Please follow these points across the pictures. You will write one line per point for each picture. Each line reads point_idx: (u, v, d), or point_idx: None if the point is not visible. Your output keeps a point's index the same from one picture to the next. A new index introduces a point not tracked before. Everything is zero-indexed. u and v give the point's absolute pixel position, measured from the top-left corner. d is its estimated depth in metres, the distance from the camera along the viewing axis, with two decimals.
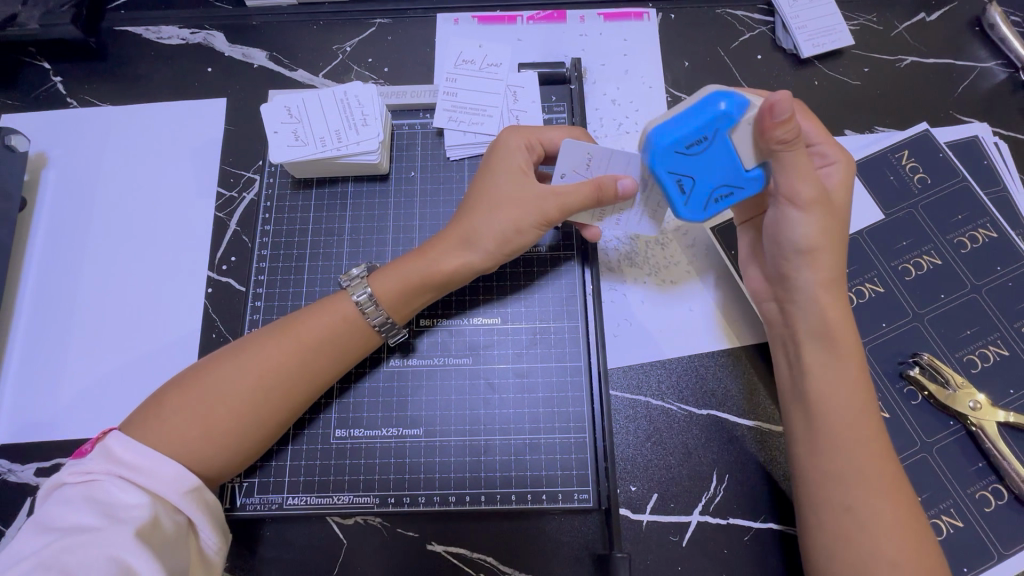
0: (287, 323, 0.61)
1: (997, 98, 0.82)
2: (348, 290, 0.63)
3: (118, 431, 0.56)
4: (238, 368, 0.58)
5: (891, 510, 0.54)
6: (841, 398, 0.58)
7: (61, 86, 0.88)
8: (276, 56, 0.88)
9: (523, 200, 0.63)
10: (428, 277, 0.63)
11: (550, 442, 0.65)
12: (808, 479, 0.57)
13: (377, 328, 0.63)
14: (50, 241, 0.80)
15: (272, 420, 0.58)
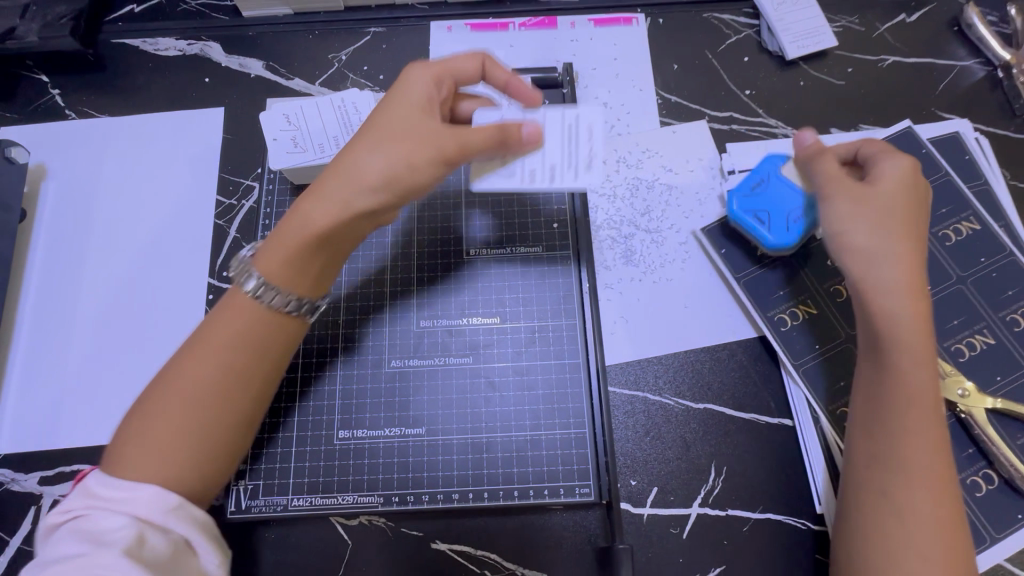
0: (200, 336, 0.57)
1: (976, 96, 0.85)
2: (236, 282, 0.59)
3: (93, 471, 0.54)
4: (168, 397, 0.55)
5: (935, 509, 0.53)
6: (907, 390, 0.57)
7: (59, 98, 0.88)
8: (272, 65, 0.90)
9: (405, 140, 0.58)
10: (307, 229, 0.58)
11: (550, 438, 0.66)
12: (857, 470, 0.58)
13: (283, 308, 0.59)
14: (51, 251, 0.81)
15: (225, 434, 0.56)
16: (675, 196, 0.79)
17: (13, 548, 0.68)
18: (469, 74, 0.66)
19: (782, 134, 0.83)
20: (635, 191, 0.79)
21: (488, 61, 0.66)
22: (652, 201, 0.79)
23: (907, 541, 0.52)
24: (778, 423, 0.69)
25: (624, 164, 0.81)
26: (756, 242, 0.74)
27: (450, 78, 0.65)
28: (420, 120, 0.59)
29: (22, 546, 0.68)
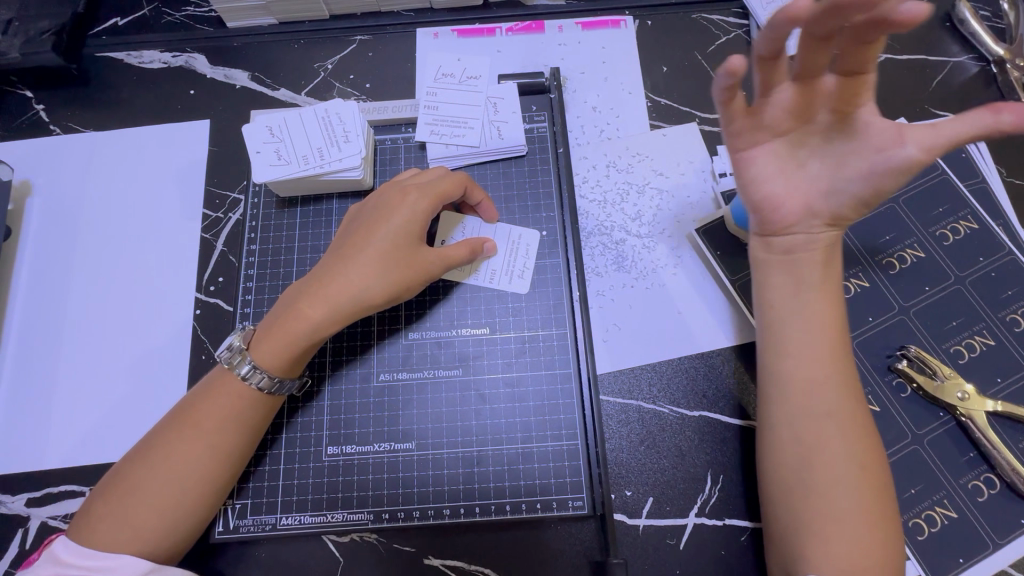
0: (185, 410, 0.59)
1: (970, 92, 0.83)
2: (230, 366, 0.61)
3: (70, 535, 0.56)
4: (148, 466, 0.57)
5: (844, 431, 0.57)
6: (812, 327, 0.61)
7: (43, 114, 0.88)
8: (258, 76, 0.89)
9: (389, 274, 0.62)
10: (298, 331, 0.60)
11: (543, 450, 0.65)
12: (771, 405, 0.61)
13: (264, 389, 0.61)
14: (36, 269, 0.80)
15: (192, 509, 0.57)
16: (666, 200, 0.78)
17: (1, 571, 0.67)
18: (454, 193, 0.67)
19: None
20: (625, 196, 0.78)
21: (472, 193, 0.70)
22: (643, 205, 0.78)
23: (818, 460, 0.57)
24: None
25: (614, 169, 0.80)
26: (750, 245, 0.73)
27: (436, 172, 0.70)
28: (400, 274, 0.63)
29: (10, 569, 0.67)
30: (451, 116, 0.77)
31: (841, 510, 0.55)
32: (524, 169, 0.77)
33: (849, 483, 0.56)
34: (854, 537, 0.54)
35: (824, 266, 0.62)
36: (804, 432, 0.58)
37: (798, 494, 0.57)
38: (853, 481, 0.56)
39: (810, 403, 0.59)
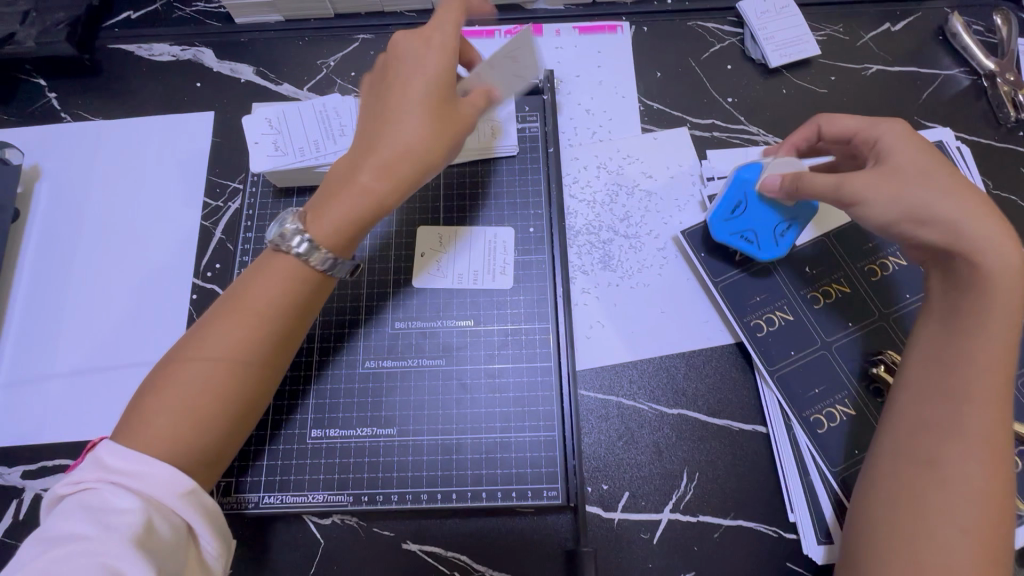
0: (232, 297, 0.61)
1: (960, 105, 0.84)
2: (281, 250, 0.61)
3: (108, 441, 0.56)
4: (198, 355, 0.59)
5: (990, 474, 0.53)
6: (992, 363, 0.56)
7: (56, 102, 0.91)
8: (262, 71, 0.92)
9: (428, 107, 0.62)
10: (347, 183, 0.62)
11: (520, 441, 0.66)
12: (923, 420, 0.57)
13: (321, 268, 0.62)
14: (41, 250, 0.83)
15: (239, 396, 0.59)
16: (654, 202, 0.80)
17: None
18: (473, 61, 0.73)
19: (764, 142, 0.83)
20: (614, 196, 0.80)
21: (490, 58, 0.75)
22: (631, 206, 0.79)
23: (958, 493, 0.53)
24: (751, 430, 0.69)
25: (604, 170, 0.81)
26: (734, 248, 0.74)
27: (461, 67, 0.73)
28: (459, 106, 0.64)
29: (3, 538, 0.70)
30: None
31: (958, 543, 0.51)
32: (515, 167, 0.79)
33: (977, 526, 0.51)
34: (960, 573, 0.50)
35: (1014, 311, 0.57)
36: (956, 460, 0.54)
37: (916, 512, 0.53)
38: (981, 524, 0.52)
39: (971, 437, 0.54)
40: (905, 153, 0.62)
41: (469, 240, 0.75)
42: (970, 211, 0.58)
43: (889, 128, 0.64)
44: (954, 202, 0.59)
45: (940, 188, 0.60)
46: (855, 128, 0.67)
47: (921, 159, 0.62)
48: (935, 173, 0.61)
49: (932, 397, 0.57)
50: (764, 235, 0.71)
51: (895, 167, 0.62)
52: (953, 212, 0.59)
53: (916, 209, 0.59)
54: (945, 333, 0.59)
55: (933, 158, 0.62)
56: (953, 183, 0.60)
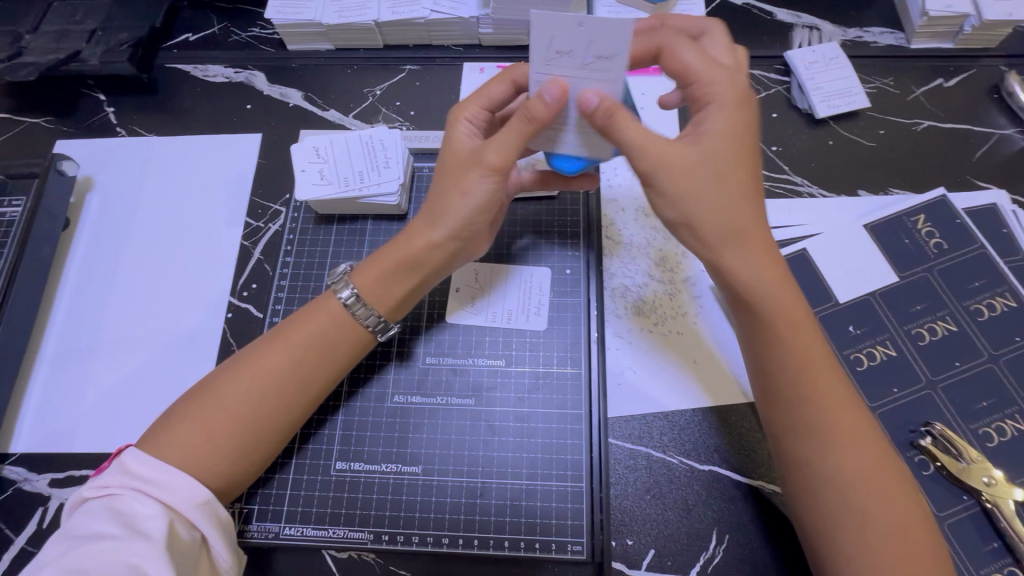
0: (280, 330, 0.64)
1: (1015, 166, 0.82)
2: (333, 289, 0.66)
3: (133, 447, 0.57)
4: (234, 379, 0.60)
5: (861, 471, 0.53)
6: (801, 367, 0.56)
7: (112, 116, 0.95)
8: (311, 96, 0.94)
9: (463, 165, 0.62)
10: (398, 259, 0.65)
11: (546, 489, 0.65)
12: (783, 456, 0.57)
13: (370, 327, 0.66)
14: (86, 259, 0.85)
15: (270, 430, 0.61)
16: (692, 249, 0.78)
17: (14, 548, 0.69)
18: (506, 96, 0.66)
19: (808, 193, 0.81)
20: (652, 241, 0.79)
21: (515, 72, 0.66)
22: (668, 251, 0.78)
23: (847, 508, 0.53)
24: None
25: (644, 214, 0.81)
26: None
27: (483, 105, 0.66)
28: (490, 149, 0.60)
29: (23, 546, 0.69)
30: (572, 121, 0.59)
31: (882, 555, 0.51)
32: (555, 208, 0.79)
33: (884, 528, 0.52)
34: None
35: (797, 302, 0.57)
36: (821, 485, 0.54)
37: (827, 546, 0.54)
38: (886, 523, 0.52)
39: (825, 447, 0.54)
40: (709, 131, 0.57)
41: (507, 280, 0.75)
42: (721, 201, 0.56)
43: (721, 88, 0.58)
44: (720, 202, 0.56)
45: (707, 178, 0.56)
46: (693, 71, 0.59)
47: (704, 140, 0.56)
48: (714, 154, 0.56)
49: (776, 426, 0.57)
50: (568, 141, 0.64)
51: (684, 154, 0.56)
52: (727, 211, 0.56)
53: (706, 236, 0.57)
54: (754, 352, 0.59)
55: (719, 137, 0.56)
56: (719, 168, 0.56)
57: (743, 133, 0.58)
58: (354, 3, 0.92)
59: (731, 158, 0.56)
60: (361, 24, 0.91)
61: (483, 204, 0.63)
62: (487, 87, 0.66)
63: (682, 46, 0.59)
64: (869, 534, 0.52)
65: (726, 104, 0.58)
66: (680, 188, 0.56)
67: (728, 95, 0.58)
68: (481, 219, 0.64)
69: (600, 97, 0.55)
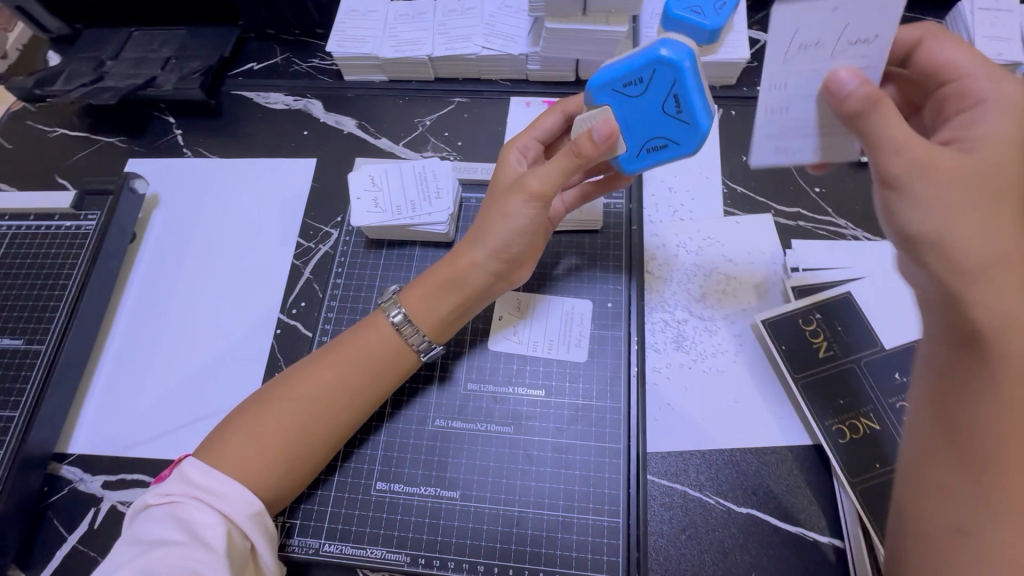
0: (330, 348, 0.67)
1: None
2: (383, 309, 0.69)
3: (192, 458, 0.60)
4: (285, 393, 0.63)
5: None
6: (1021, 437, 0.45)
7: (180, 138, 1.01)
8: (364, 124, 0.99)
9: (508, 189, 0.67)
10: (444, 272, 0.68)
11: (582, 522, 0.65)
12: (936, 522, 0.47)
13: (416, 348, 0.68)
14: (149, 271, 0.90)
15: (318, 445, 0.63)
16: (733, 286, 0.79)
17: (66, 547, 0.73)
18: (552, 126, 0.75)
19: (852, 236, 0.81)
20: (692, 276, 0.80)
21: (566, 106, 0.75)
22: (709, 288, 0.79)
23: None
24: (828, 542, 0.65)
25: (684, 250, 0.82)
26: (818, 344, 0.72)
27: (536, 138, 0.75)
28: (535, 177, 0.64)
29: (75, 545, 0.73)
30: (805, 118, 0.58)
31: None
32: (597, 242, 0.81)
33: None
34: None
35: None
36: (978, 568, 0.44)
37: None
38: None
39: (999, 524, 0.44)
40: (984, 137, 0.50)
41: (548, 310, 0.76)
42: (975, 224, 0.47)
43: (994, 91, 0.53)
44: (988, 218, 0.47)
45: (970, 191, 0.48)
46: (956, 67, 0.56)
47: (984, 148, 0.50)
48: (979, 165, 0.49)
49: (941, 481, 0.48)
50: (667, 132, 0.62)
51: (978, 178, 0.49)
52: (988, 232, 0.47)
53: (971, 250, 0.47)
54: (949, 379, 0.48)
55: (1003, 146, 0.50)
56: (993, 180, 0.48)
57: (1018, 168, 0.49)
58: (410, 39, 0.97)
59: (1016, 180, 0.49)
60: (415, 59, 0.96)
61: (525, 227, 0.66)
62: (540, 121, 0.75)
63: (946, 45, 0.57)
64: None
65: (1005, 113, 0.51)
66: (937, 188, 0.49)
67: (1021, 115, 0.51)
68: (522, 240, 0.67)
69: (860, 83, 0.51)
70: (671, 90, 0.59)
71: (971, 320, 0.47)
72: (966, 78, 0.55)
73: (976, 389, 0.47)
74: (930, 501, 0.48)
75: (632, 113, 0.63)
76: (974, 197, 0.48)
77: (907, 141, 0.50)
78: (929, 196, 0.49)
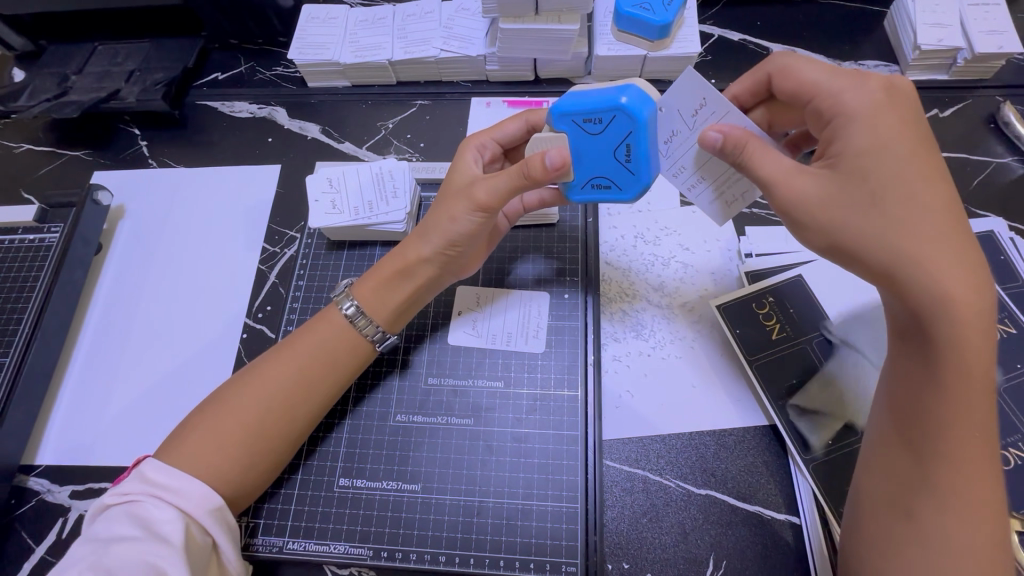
0: (287, 343, 0.68)
1: (1013, 193, 0.83)
2: (337, 302, 0.70)
3: (151, 457, 0.60)
4: (242, 388, 0.64)
5: (982, 547, 0.47)
6: (961, 417, 0.48)
7: (146, 149, 1.02)
8: (328, 129, 1.00)
9: (458, 194, 0.68)
10: (397, 269, 0.69)
11: (542, 509, 0.66)
12: (883, 499, 0.52)
13: (370, 338, 0.69)
14: (116, 281, 0.91)
15: (277, 437, 0.63)
16: (689, 274, 0.80)
17: (34, 557, 0.73)
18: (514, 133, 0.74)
19: None
20: (649, 266, 0.81)
21: (531, 116, 0.73)
22: (666, 277, 0.80)
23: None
24: (785, 520, 0.65)
25: (642, 241, 0.83)
26: (770, 326, 0.74)
27: (496, 139, 0.74)
28: (480, 187, 0.65)
29: (42, 555, 0.72)
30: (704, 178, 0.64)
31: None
32: (554, 235, 0.82)
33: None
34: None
35: (985, 356, 0.47)
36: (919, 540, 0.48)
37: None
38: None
39: (941, 506, 0.48)
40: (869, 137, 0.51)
41: (507, 303, 0.78)
42: (891, 227, 0.49)
43: (858, 91, 0.54)
44: (895, 221, 0.49)
45: (864, 204, 0.50)
46: (811, 85, 0.57)
47: (874, 153, 0.51)
48: (877, 167, 0.50)
49: (893, 463, 0.52)
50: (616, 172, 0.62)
51: (866, 186, 0.50)
52: (899, 233, 0.48)
53: (879, 261, 0.50)
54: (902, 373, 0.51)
55: (879, 154, 0.50)
56: (888, 182, 0.50)
57: (906, 163, 0.50)
58: (370, 44, 0.98)
59: (917, 176, 0.50)
60: (376, 63, 0.97)
61: (472, 233, 0.67)
62: (503, 125, 0.74)
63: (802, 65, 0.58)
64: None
65: (868, 112, 0.52)
66: (830, 210, 0.52)
67: (885, 117, 0.52)
68: (470, 243, 0.68)
69: (722, 132, 0.57)
70: (624, 138, 0.59)
71: (910, 311, 0.49)
72: (817, 94, 0.56)
73: (920, 379, 0.50)
74: (880, 479, 0.52)
75: (589, 151, 0.62)
76: (859, 207, 0.50)
77: (781, 177, 0.54)
78: (831, 214, 0.52)
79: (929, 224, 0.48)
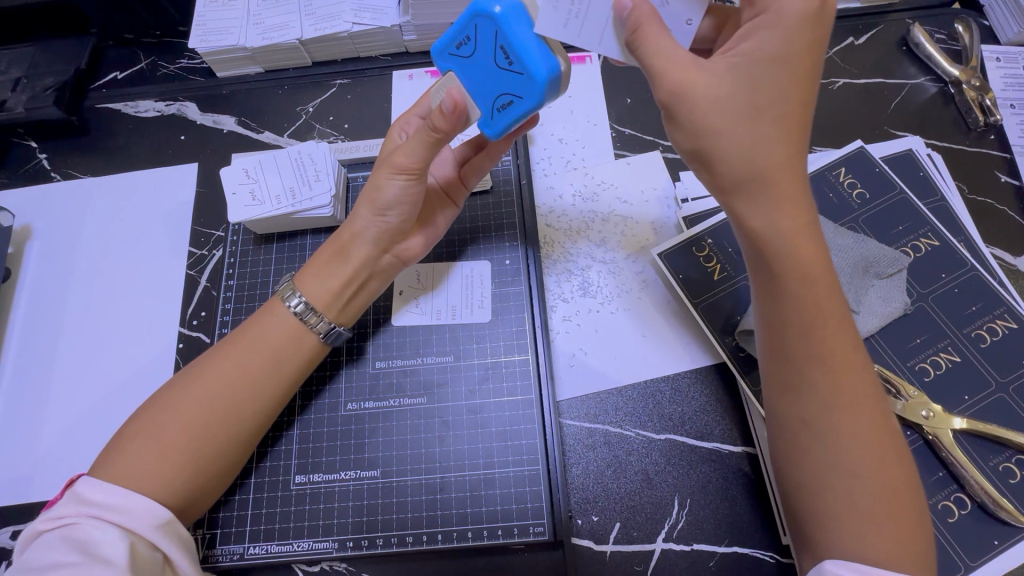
0: (232, 339, 0.65)
1: (929, 112, 0.86)
2: (283, 298, 0.67)
3: (87, 477, 0.57)
4: (184, 390, 0.60)
5: (870, 430, 0.50)
6: (818, 320, 0.51)
7: (46, 162, 0.94)
8: (244, 120, 0.95)
9: (382, 162, 0.66)
10: (337, 255, 0.67)
11: (504, 476, 0.66)
12: (784, 412, 0.54)
13: (321, 335, 0.67)
14: (32, 307, 0.84)
15: (226, 439, 0.60)
16: (630, 226, 0.80)
17: None
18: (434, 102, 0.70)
19: None
20: (590, 222, 0.81)
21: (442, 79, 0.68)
22: (607, 231, 0.80)
23: (839, 467, 0.50)
24: (742, 452, 0.67)
25: (579, 198, 0.82)
26: (712, 267, 0.74)
27: (419, 113, 0.70)
28: (401, 153, 0.62)
29: None
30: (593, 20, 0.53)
31: (863, 510, 0.49)
32: (489, 203, 0.81)
33: (872, 491, 0.49)
34: (881, 541, 0.48)
35: (823, 264, 0.52)
36: (819, 440, 0.51)
37: (806, 496, 0.51)
38: (873, 486, 0.49)
39: (828, 405, 0.51)
40: (755, 50, 0.51)
41: (448, 277, 0.77)
42: (746, 140, 0.51)
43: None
44: (756, 136, 0.51)
45: (738, 114, 0.51)
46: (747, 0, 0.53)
47: (750, 70, 0.51)
48: (751, 81, 0.51)
49: (778, 374, 0.54)
50: (509, 79, 0.55)
51: (744, 98, 0.51)
52: (757, 150, 0.51)
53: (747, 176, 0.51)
54: (763, 294, 0.54)
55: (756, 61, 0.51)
56: (758, 100, 0.50)
57: (780, 66, 0.50)
58: (276, 24, 0.92)
59: (783, 93, 0.51)
60: (285, 44, 0.92)
61: (410, 203, 0.66)
62: (422, 96, 0.70)
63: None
64: (856, 490, 0.49)
65: (790, 26, 0.50)
66: (700, 114, 0.51)
67: (801, 38, 0.50)
68: (398, 212, 0.66)
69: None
70: (496, 40, 0.54)
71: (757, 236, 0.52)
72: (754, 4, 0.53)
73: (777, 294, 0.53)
74: (776, 394, 0.55)
75: (477, 78, 0.58)
76: (744, 109, 0.51)
77: (674, 79, 0.51)
78: (700, 122, 0.51)
79: (784, 141, 0.51)
